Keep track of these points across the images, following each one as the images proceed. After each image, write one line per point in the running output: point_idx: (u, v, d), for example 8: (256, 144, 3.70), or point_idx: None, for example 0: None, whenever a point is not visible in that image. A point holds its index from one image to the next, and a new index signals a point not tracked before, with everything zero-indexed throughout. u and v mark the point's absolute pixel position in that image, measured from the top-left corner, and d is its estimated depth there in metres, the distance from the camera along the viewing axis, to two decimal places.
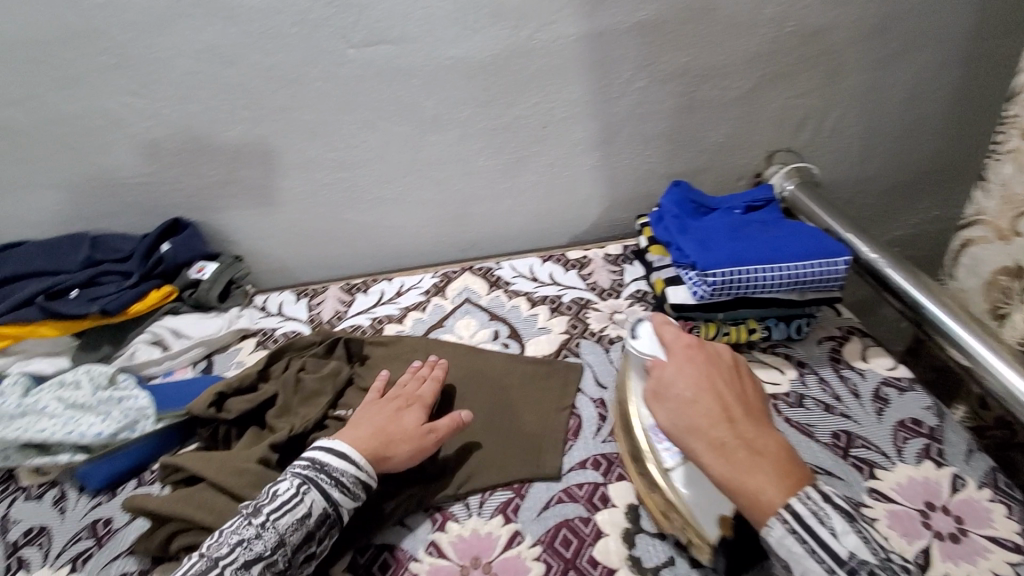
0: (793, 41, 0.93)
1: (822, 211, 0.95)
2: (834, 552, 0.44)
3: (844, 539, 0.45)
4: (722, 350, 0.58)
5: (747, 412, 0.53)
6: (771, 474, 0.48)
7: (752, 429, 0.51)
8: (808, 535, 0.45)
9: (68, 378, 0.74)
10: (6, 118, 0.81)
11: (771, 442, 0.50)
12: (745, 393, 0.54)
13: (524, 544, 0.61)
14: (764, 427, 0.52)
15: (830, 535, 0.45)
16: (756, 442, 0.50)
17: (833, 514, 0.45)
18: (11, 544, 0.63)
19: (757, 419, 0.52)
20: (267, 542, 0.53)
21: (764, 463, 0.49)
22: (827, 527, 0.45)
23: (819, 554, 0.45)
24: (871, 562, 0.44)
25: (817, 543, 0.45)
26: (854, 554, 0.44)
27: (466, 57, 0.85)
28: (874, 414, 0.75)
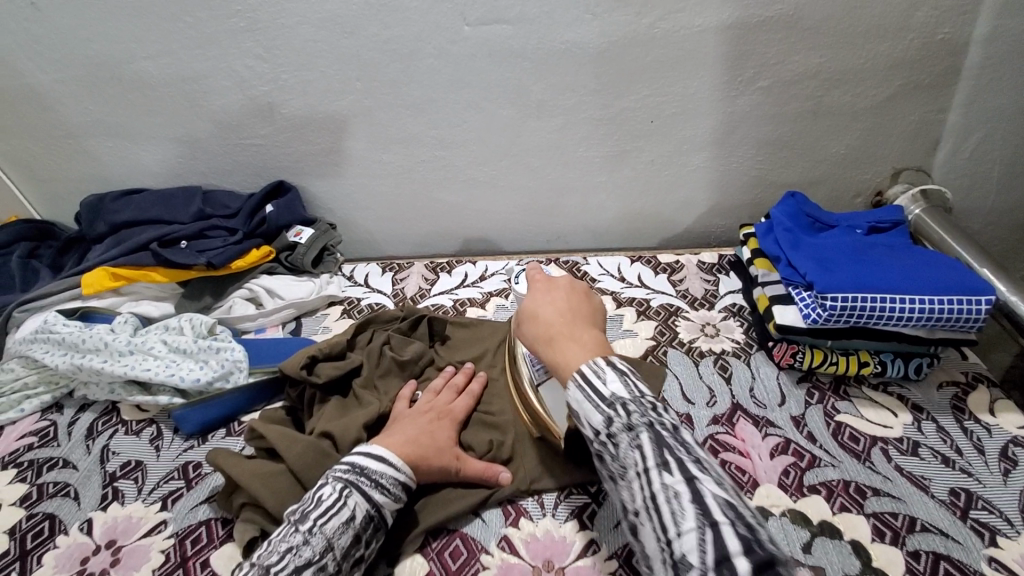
0: (951, 47, 0.83)
1: (959, 240, 0.84)
2: (598, 394, 0.46)
3: (608, 384, 0.46)
4: (561, 279, 0.63)
5: (568, 316, 0.56)
6: (581, 347, 0.52)
7: (560, 327, 0.55)
8: (589, 392, 0.47)
9: (173, 323, 0.79)
10: (138, 72, 0.85)
11: (583, 333, 0.54)
12: (576, 304, 0.59)
13: (600, 555, 0.58)
14: (585, 326, 0.55)
15: (598, 384, 0.47)
16: (568, 331, 0.54)
17: (606, 370, 0.47)
18: (110, 474, 0.66)
19: (582, 321, 0.56)
20: (315, 547, 0.50)
21: (575, 344, 0.52)
22: (603, 381, 0.47)
23: (591, 399, 0.46)
24: (628, 399, 0.45)
25: (589, 394, 0.46)
26: (615, 395, 0.46)
27: (583, 43, 0.80)
28: (1002, 475, 0.66)
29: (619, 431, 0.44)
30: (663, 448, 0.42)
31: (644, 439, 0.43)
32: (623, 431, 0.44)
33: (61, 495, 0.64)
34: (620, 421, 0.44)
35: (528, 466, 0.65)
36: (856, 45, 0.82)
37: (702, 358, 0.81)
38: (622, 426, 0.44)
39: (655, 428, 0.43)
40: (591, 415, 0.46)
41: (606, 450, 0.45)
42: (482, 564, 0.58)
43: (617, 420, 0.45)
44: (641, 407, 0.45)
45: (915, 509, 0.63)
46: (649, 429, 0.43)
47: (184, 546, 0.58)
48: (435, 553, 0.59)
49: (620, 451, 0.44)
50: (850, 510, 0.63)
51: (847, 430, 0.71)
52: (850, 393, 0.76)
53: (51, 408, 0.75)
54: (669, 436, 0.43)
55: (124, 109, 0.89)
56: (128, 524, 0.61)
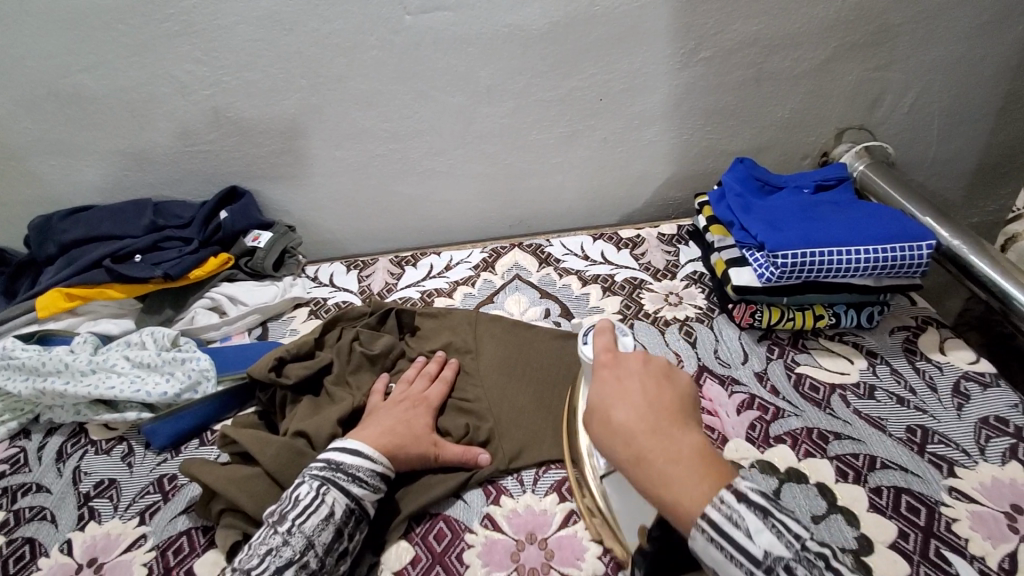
0: (878, 7, 0.86)
1: (900, 192, 0.88)
2: (751, 556, 0.40)
3: (756, 540, 0.40)
4: (630, 358, 0.53)
5: (653, 419, 0.47)
6: (693, 473, 0.44)
7: (648, 441, 0.46)
8: (724, 540, 0.41)
9: (134, 338, 0.77)
10: (74, 85, 0.82)
11: (681, 449, 0.45)
12: (659, 399, 0.48)
13: (581, 522, 0.59)
14: (676, 433, 0.46)
15: (740, 537, 0.40)
16: (665, 449, 0.45)
17: (746, 516, 0.41)
18: (83, 495, 0.65)
19: (673, 425, 0.47)
20: (296, 546, 0.50)
21: (682, 476, 0.43)
22: (741, 529, 0.40)
23: (743, 566, 0.40)
24: (789, 559, 0.40)
25: (733, 549, 0.40)
26: (769, 554, 0.40)
27: (526, 25, 0.81)
28: (954, 409, 0.70)
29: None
30: None
31: None
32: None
33: (38, 518, 0.63)
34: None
35: (506, 446, 0.66)
36: (792, 10, 0.85)
37: (668, 326, 0.83)
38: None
39: None
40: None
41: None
42: (467, 543, 0.59)
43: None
44: (808, 570, 0.39)
45: (876, 448, 0.66)
46: None
47: (167, 558, 0.58)
48: (420, 537, 0.59)
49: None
50: (815, 455, 0.66)
51: (808, 380, 0.74)
52: (808, 345, 0.79)
53: (18, 435, 0.73)
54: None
55: (63, 124, 0.86)
56: (107, 541, 0.60)
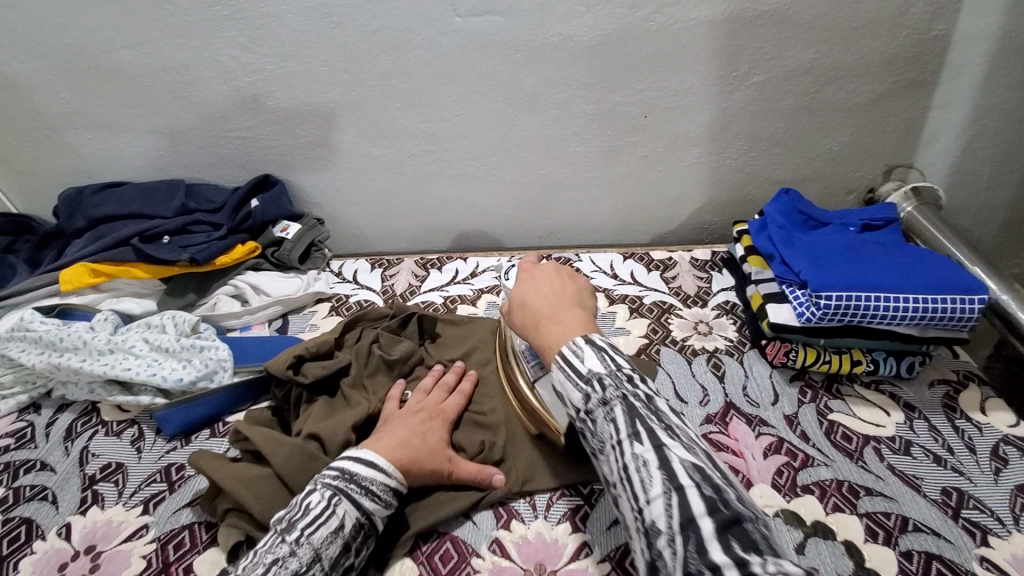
0: (943, 45, 0.82)
1: (950, 239, 0.84)
2: (578, 372, 0.48)
3: (585, 363, 0.48)
4: (545, 267, 0.66)
5: (552, 301, 0.59)
6: (568, 326, 0.54)
7: (544, 312, 0.58)
8: (564, 368, 0.50)
9: (155, 321, 0.76)
10: (117, 61, 0.82)
11: (566, 316, 0.56)
12: (560, 289, 0.61)
13: (592, 558, 0.57)
14: (567, 307, 0.58)
15: (577, 363, 0.49)
16: (553, 316, 0.57)
17: (583, 348, 0.50)
18: (88, 478, 0.64)
19: (566, 305, 0.59)
20: (303, 558, 0.48)
21: (559, 327, 0.55)
22: (579, 358, 0.49)
23: (573, 379, 0.48)
24: (603, 374, 0.47)
25: (569, 373, 0.49)
26: (593, 372, 0.48)
27: (576, 35, 0.79)
28: (992, 474, 0.66)
29: (595, 407, 0.47)
30: (636, 419, 0.44)
31: (618, 412, 0.45)
32: (599, 405, 0.46)
33: (39, 498, 0.62)
34: (597, 397, 0.47)
35: (519, 468, 0.64)
36: (852, 41, 0.81)
37: (695, 356, 0.81)
38: (599, 401, 0.47)
39: (629, 400, 0.45)
40: (570, 392, 0.48)
41: (588, 425, 0.48)
42: (473, 568, 0.56)
43: (595, 395, 0.47)
44: (616, 382, 0.47)
45: (906, 508, 0.63)
46: (623, 402, 0.45)
47: (166, 551, 0.57)
48: (425, 556, 0.57)
49: (599, 428, 0.46)
50: (841, 509, 0.62)
51: (840, 428, 0.71)
52: (842, 391, 0.76)
53: (29, 408, 0.73)
54: (643, 408, 0.45)
55: (103, 100, 0.86)
56: (107, 529, 0.59)
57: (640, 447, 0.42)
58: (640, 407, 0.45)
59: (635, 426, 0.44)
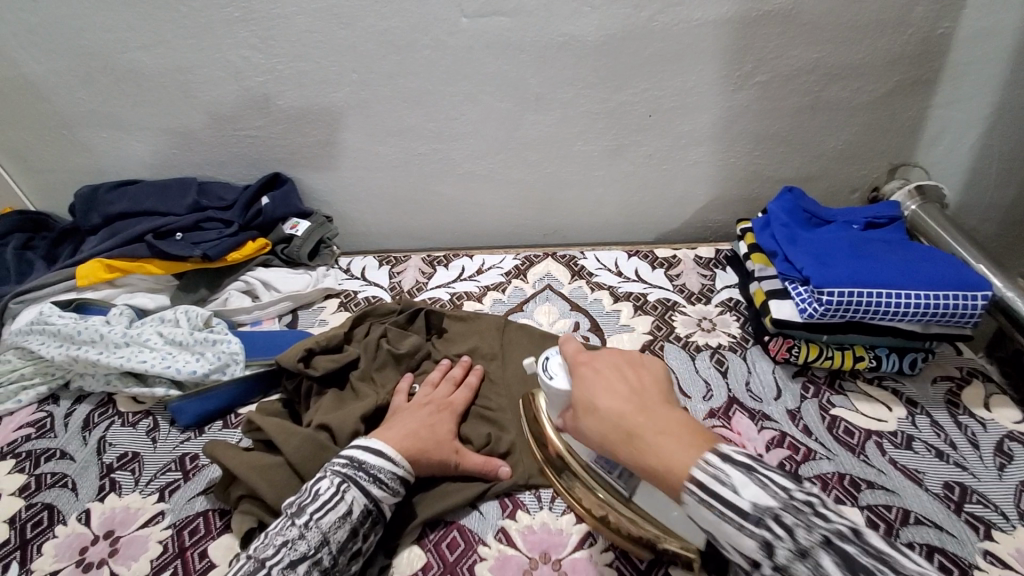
0: (947, 43, 0.83)
1: (954, 236, 0.84)
2: (737, 509, 0.39)
3: (743, 494, 0.40)
4: (601, 356, 0.55)
5: (637, 402, 0.48)
6: (674, 440, 0.44)
7: (635, 416, 0.47)
8: (714, 503, 0.40)
9: (169, 315, 0.78)
10: (133, 62, 0.84)
11: (667, 422, 0.46)
12: (637, 385, 0.50)
13: (596, 547, 0.58)
14: (659, 407, 0.48)
15: (728, 494, 0.40)
16: (651, 422, 0.46)
17: (730, 471, 0.41)
18: (106, 466, 0.66)
19: (656, 401, 0.49)
20: (311, 541, 0.50)
21: (664, 440, 0.44)
22: (728, 485, 0.40)
23: (734, 521, 0.40)
24: (778, 508, 0.39)
25: (725, 510, 0.40)
26: (758, 507, 0.39)
27: (582, 35, 0.80)
28: (994, 468, 0.67)
29: (790, 561, 0.37)
30: (856, 569, 0.36)
31: (827, 563, 0.36)
32: (795, 558, 0.37)
33: (59, 485, 0.64)
34: (788, 546, 0.38)
35: (525, 460, 0.65)
36: (856, 40, 0.82)
37: (699, 352, 0.82)
38: (789, 551, 0.37)
39: (834, 543, 0.37)
40: (741, 540, 0.39)
41: None
42: (479, 556, 0.58)
43: (782, 543, 0.38)
44: (799, 518, 0.38)
45: (909, 502, 0.63)
46: (829, 548, 0.37)
47: (182, 537, 0.58)
48: (433, 544, 0.59)
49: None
50: (844, 502, 0.63)
51: (843, 423, 0.72)
52: (845, 387, 0.76)
53: (47, 400, 0.75)
54: (862, 555, 0.36)
55: (119, 100, 0.88)
56: (125, 515, 0.60)
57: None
58: (853, 553, 0.36)
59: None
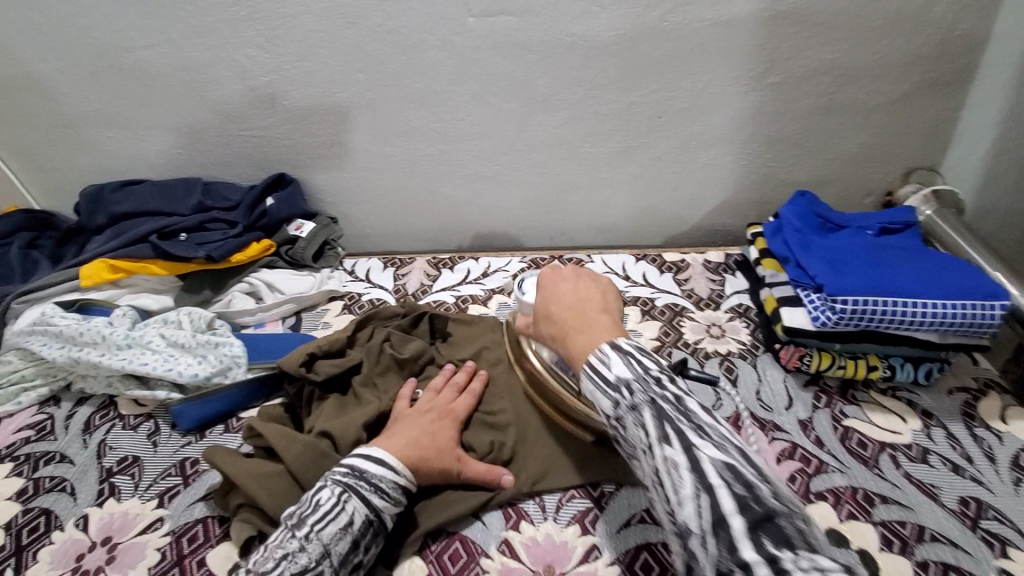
0: (965, 45, 0.81)
1: (972, 244, 0.82)
2: (605, 380, 0.46)
3: (612, 369, 0.46)
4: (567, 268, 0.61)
5: (576, 305, 0.55)
6: (588, 335, 0.51)
7: (569, 319, 0.54)
8: (591, 375, 0.47)
9: (172, 317, 0.78)
10: (138, 61, 0.83)
11: (591, 323, 0.52)
12: (581, 293, 0.56)
13: (601, 561, 0.57)
14: (593, 311, 0.54)
15: (603, 369, 0.46)
16: (577, 322, 0.53)
17: (608, 355, 0.47)
18: (106, 470, 0.65)
19: (594, 308, 0.54)
20: (312, 554, 0.49)
21: (581, 335, 0.51)
22: (604, 364, 0.47)
23: (601, 388, 0.46)
24: (631, 378, 0.45)
25: (598, 382, 0.47)
26: (619, 378, 0.45)
27: (590, 36, 0.79)
28: (1013, 484, 0.65)
29: (625, 413, 0.44)
30: (665, 420, 0.42)
31: (646, 415, 0.43)
32: (628, 412, 0.44)
33: (58, 489, 0.63)
34: (626, 403, 0.44)
35: (529, 468, 0.64)
36: (872, 41, 0.80)
37: (707, 359, 0.80)
38: (628, 406, 0.44)
39: (659, 403, 0.43)
40: (601, 401, 0.46)
41: (619, 432, 0.46)
42: (482, 568, 0.57)
43: (623, 401, 0.45)
44: (644, 386, 0.44)
45: (923, 517, 0.61)
46: (651, 406, 0.43)
47: (181, 545, 0.57)
48: (434, 555, 0.58)
49: (629, 433, 0.44)
50: (857, 518, 0.61)
51: (855, 435, 0.70)
52: (858, 397, 0.74)
53: (49, 401, 0.74)
54: (671, 409, 0.42)
55: (124, 99, 0.87)
56: (124, 521, 0.60)
57: (669, 449, 0.40)
58: (674, 409, 0.42)
59: (664, 428, 0.41)
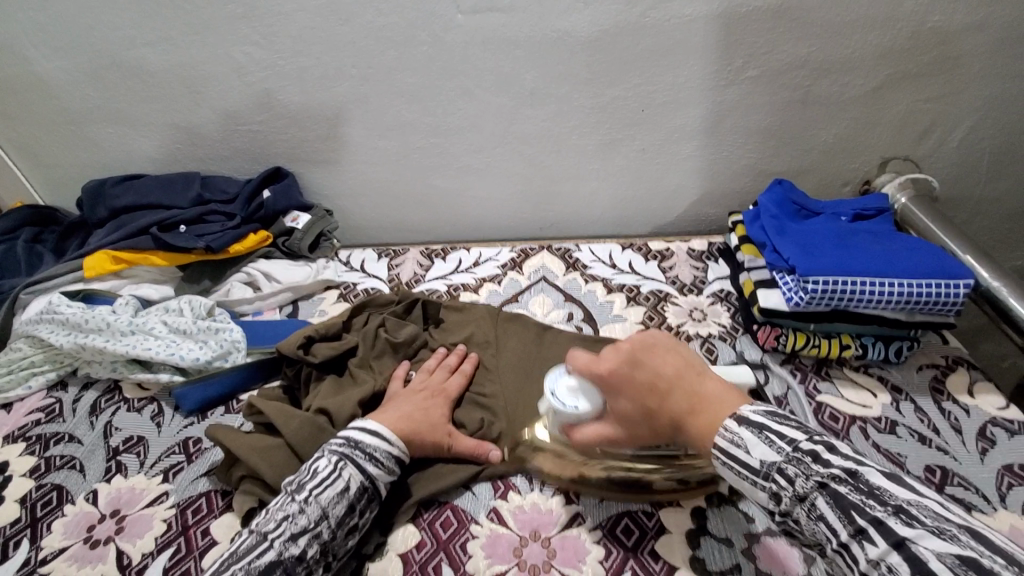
0: (934, 38, 0.84)
1: (942, 228, 0.85)
2: (750, 467, 0.50)
3: (754, 454, 0.50)
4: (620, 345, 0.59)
5: (671, 389, 0.56)
6: (709, 415, 0.54)
7: (675, 406, 0.55)
8: (733, 463, 0.51)
9: (173, 305, 0.80)
10: (139, 59, 0.86)
11: (704, 399, 0.55)
12: (669, 371, 0.56)
13: (584, 526, 0.60)
14: (693, 386, 0.56)
15: (744, 456, 0.50)
16: (692, 406, 0.55)
17: (744, 437, 0.51)
18: (112, 449, 0.68)
19: (691, 377, 0.56)
20: (311, 515, 0.52)
21: (709, 413, 0.54)
22: (742, 448, 0.51)
23: (748, 476, 0.50)
24: (780, 461, 0.49)
25: (740, 467, 0.51)
26: (766, 464, 0.49)
27: (574, 31, 0.82)
28: (978, 454, 0.68)
29: (792, 504, 0.48)
30: (847, 509, 0.45)
31: (821, 504, 0.46)
32: (796, 503, 0.48)
33: (67, 467, 0.66)
34: (790, 493, 0.48)
35: (516, 444, 0.67)
36: (845, 35, 0.84)
37: (689, 341, 0.83)
38: (793, 496, 0.48)
39: (828, 487, 0.46)
40: (756, 491, 0.50)
41: (789, 523, 0.50)
42: (472, 534, 0.60)
43: (785, 490, 0.48)
44: (800, 469, 0.48)
45: None
46: (823, 491, 0.46)
47: (186, 516, 0.60)
48: (427, 523, 0.61)
49: (805, 525, 0.48)
50: None
51: (829, 409, 0.73)
52: (832, 373, 0.78)
53: (56, 386, 0.77)
54: (851, 494, 0.45)
55: (124, 96, 0.90)
56: (131, 495, 0.63)
57: (872, 544, 0.43)
58: (841, 493, 0.46)
59: (852, 519, 0.44)
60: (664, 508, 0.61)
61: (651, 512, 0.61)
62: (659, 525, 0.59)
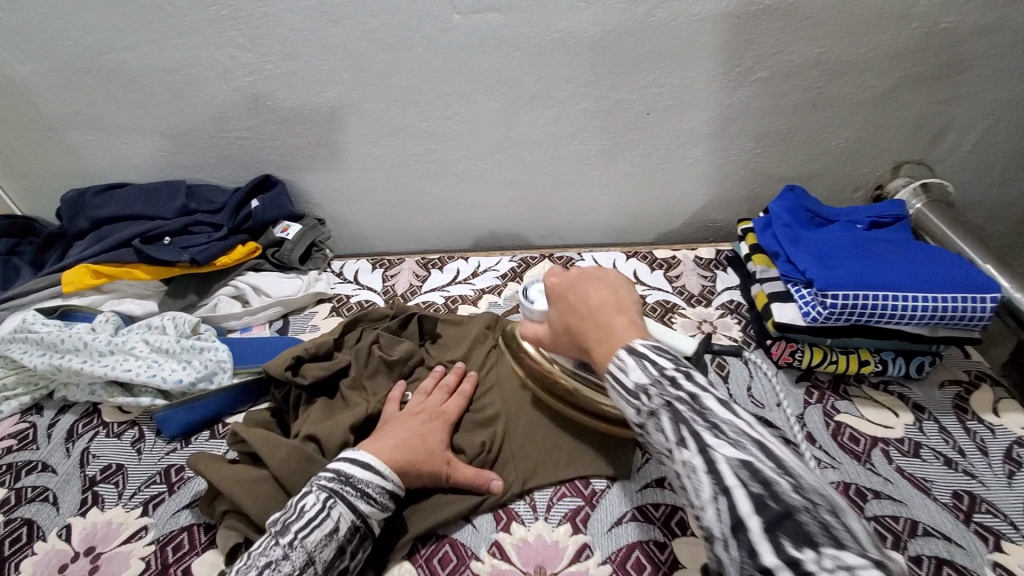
0: (954, 37, 0.80)
1: (961, 236, 0.81)
2: (625, 389, 0.42)
3: (630, 375, 0.41)
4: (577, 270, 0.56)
5: (593, 316, 0.50)
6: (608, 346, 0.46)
7: (589, 332, 0.49)
8: (610, 382, 0.43)
9: (156, 322, 0.76)
10: (119, 63, 0.82)
11: (613, 331, 0.47)
12: (598, 299, 0.51)
13: (592, 560, 0.56)
14: (611, 317, 0.49)
15: (622, 377, 0.42)
16: (603, 334, 0.48)
17: (625, 359, 0.42)
18: (89, 479, 0.64)
19: (611, 311, 0.49)
20: (296, 561, 0.48)
21: (608, 344, 0.47)
22: (623, 368, 0.43)
23: (622, 397, 0.42)
24: (648, 383, 0.40)
25: (618, 390, 0.42)
26: (638, 386, 0.41)
27: (577, 32, 0.78)
28: (1006, 477, 0.64)
29: (646, 420, 0.40)
30: (681, 426, 0.37)
31: (664, 420, 0.39)
32: (650, 420, 0.40)
33: (40, 499, 0.62)
34: (646, 410, 0.40)
35: (517, 470, 0.63)
36: (860, 34, 0.80)
37: None
38: (647, 414, 0.40)
39: (675, 406, 0.38)
40: (625, 411, 0.42)
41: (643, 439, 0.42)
42: (472, 571, 0.56)
43: (642, 407, 0.40)
44: (661, 393, 0.39)
45: (917, 512, 0.61)
46: (670, 410, 0.38)
47: (165, 554, 0.56)
48: (424, 559, 0.57)
49: (653, 439, 0.40)
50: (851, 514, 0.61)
51: (847, 430, 0.70)
52: (850, 391, 0.75)
53: (31, 410, 0.73)
54: (688, 412, 0.38)
55: (105, 101, 0.86)
56: (107, 531, 0.59)
57: (687, 454, 0.36)
58: (683, 411, 0.38)
59: (683, 435, 0.37)
60: (677, 539, 0.57)
61: (664, 545, 0.57)
62: (673, 559, 0.55)
